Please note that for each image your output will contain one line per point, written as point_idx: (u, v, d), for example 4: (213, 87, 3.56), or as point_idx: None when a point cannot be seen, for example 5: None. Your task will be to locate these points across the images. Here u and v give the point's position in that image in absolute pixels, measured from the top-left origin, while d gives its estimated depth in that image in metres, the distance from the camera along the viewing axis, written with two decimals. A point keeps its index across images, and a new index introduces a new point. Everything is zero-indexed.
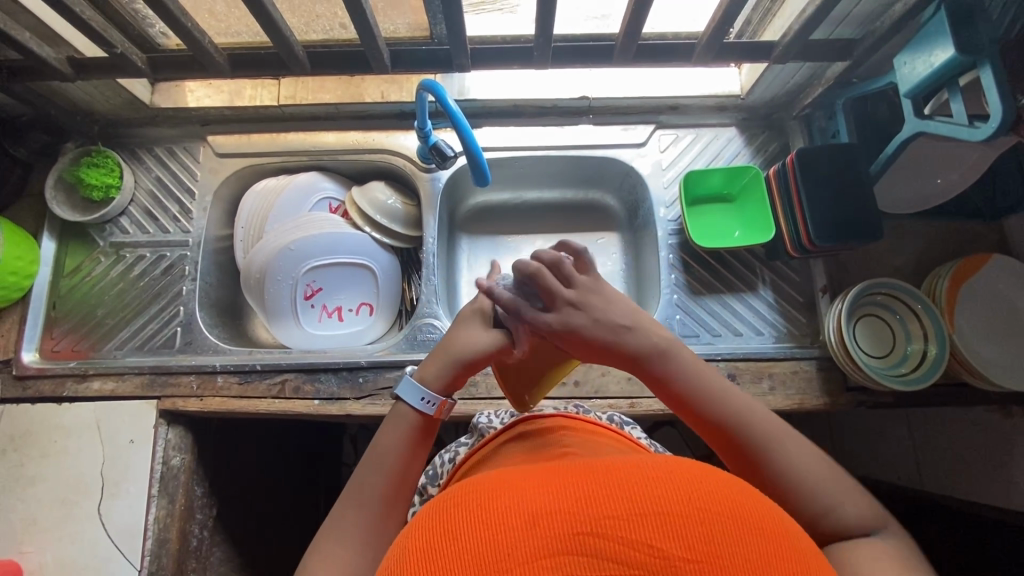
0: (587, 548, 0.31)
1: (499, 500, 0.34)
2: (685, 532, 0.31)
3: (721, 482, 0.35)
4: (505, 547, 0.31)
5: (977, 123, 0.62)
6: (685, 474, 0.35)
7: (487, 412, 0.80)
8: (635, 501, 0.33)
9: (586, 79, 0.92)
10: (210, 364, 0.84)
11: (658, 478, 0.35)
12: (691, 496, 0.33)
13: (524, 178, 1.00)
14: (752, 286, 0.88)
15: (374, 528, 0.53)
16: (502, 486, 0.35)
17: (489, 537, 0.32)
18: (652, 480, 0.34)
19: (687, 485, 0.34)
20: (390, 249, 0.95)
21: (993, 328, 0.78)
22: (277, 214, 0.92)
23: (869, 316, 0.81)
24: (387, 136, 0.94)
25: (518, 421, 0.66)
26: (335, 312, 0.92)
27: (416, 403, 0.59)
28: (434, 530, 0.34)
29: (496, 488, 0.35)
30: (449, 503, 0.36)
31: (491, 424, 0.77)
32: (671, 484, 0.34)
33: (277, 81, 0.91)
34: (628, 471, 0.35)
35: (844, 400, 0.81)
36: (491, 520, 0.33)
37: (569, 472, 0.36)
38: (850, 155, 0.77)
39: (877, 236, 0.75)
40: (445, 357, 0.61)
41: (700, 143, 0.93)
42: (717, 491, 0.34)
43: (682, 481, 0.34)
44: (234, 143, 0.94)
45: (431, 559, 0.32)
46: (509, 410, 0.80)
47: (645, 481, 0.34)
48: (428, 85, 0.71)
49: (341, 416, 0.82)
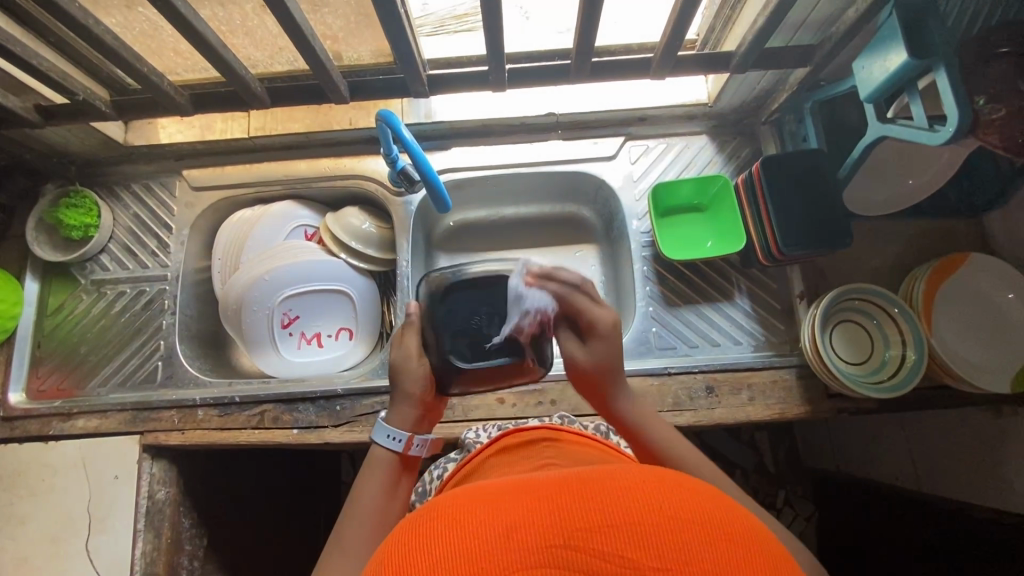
0: (560, 562, 0.31)
1: (474, 510, 0.34)
2: (657, 544, 0.31)
3: (693, 491, 0.36)
4: (478, 560, 0.31)
5: (936, 125, 0.61)
6: (659, 484, 0.35)
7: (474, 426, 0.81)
8: (608, 512, 0.33)
9: (554, 94, 0.92)
10: (190, 398, 0.85)
11: (633, 487, 0.35)
12: (662, 505, 0.33)
13: (499, 195, 1.01)
14: (728, 296, 0.87)
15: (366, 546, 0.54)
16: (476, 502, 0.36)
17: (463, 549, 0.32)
18: (626, 489, 0.34)
19: (660, 493, 0.34)
20: (366, 273, 0.96)
21: (973, 331, 0.76)
22: (252, 244, 0.93)
23: (849, 322, 0.79)
24: (358, 161, 0.95)
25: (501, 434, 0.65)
26: (314, 338, 0.93)
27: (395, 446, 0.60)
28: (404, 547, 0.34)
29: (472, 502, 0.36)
30: (420, 521, 0.36)
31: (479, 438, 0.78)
32: (645, 493, 0.34)
33: (247, 113, 0.93)
34: (602, 482, 0.35)
35: (826, 408, 0.79)
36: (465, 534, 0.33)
37: (547, 484, 0.36)
38: (817, 163, 0.76)
39: (846, 243, 0.74)
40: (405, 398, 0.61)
41: (671, 152, 0.93)
42: (691, 498, 0.34)
43: (656, 490, 0.34)
44: (208, 176, 0.95)
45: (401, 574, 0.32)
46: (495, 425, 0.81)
47: (617, 491, 0.34)
48: (383, 116, 0.71)
49: (321, 444, 0.82)
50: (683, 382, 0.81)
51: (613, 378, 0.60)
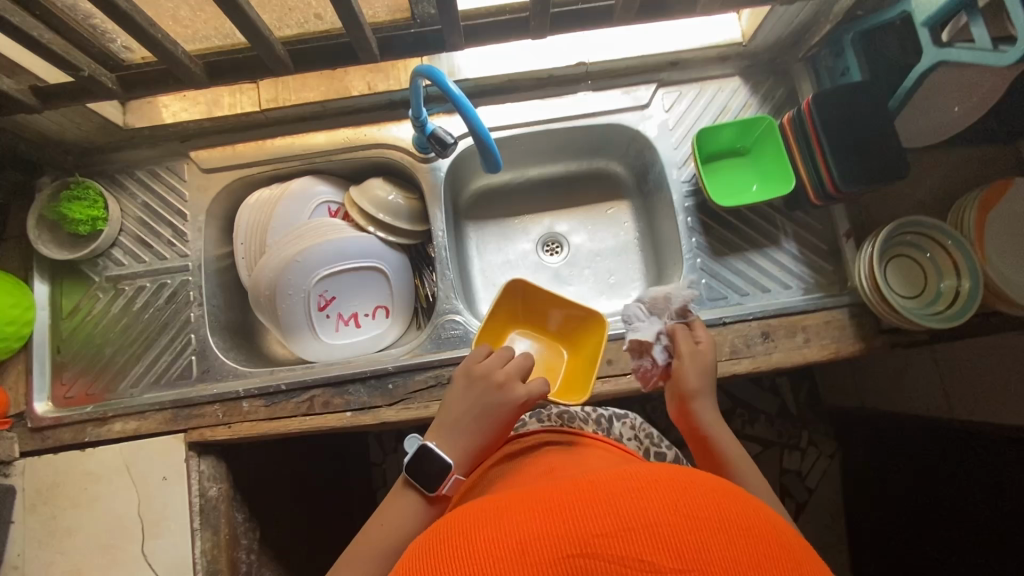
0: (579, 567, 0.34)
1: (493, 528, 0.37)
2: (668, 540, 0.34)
3: (701, 488, 0.38)
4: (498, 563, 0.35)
5: (1003, 46, 0.60)
6: (670, 485, 0.38)
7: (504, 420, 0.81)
8: (625, 515, 0.35)
9: (580, 42, 0.87)
10: (233, 390, 0.81)
11: (643, 489, 0.37)
12: (677, 505, 0.36)
13: (526, 156, 0.97)
14: (775, 240, 0.85)
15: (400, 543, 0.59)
16: (498, 518, 0.38)
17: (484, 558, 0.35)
18: (640, 493, 0.37)
19: (671, 493, 0.37)
20: (397, 247, 0.91)
21: (1022, 254, 0.77)
22: (277, 224, 0.88)
23: (901, 256, 0.79)
24: (379, 129, 0.89)
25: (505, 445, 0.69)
26: (352, 319, 0.89)
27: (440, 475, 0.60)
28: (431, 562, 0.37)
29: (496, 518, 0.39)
30: (446, 540, 0.38)
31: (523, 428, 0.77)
32: (657, 495, 0.37)
33: (255, 84, 0.86)
34: (614, 488, 0.38)
35: (880, 343, 0.80)
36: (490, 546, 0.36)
37: (561, 493, 0.39)
38: (869, 95, 0.74)
39: (902, 174, 0.71)
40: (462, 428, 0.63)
41: (705, 97, 0.90)
42: (701, 496, 0.37)
43: (669, 491, 0.37)
44: (219, 156, 0.89)
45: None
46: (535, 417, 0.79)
47: (628, 493, 0.37)
48: (425, 70, 0.66)
49: (376, 425, 0.80)
50: (738, 330, 0.81)
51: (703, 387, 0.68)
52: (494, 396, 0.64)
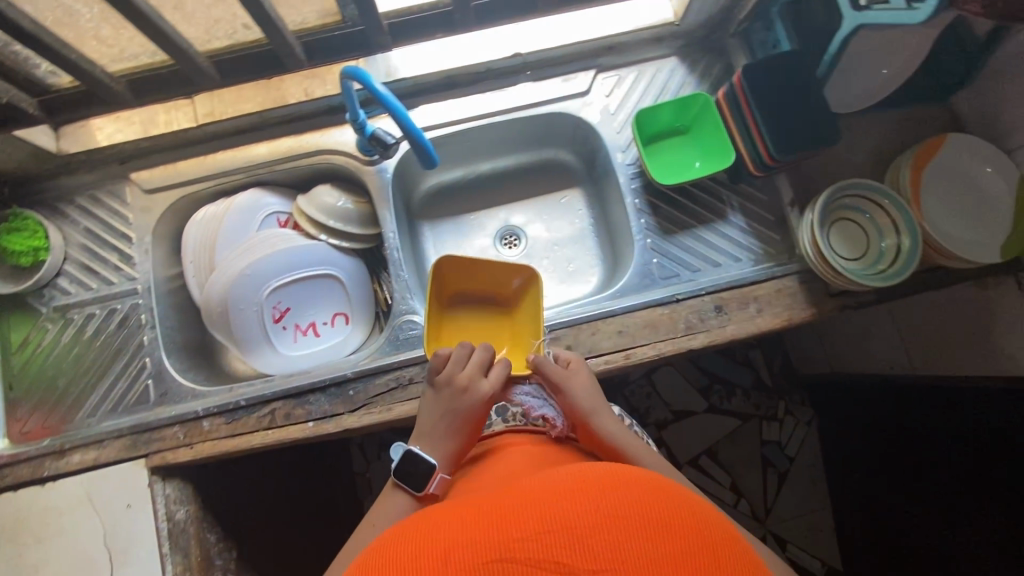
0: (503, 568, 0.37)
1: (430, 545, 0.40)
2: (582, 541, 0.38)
3: (632, 487, 0.42)
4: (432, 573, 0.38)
5: (915, 2, 0.61)
6: (602, 484, 0.42)
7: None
8: (563, 514, 0.39)
9: (515, 33, 0.88)
10: (192, 411, 0.80)
11: (581, 491, 0.41)
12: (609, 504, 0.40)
13: (475, 150, 0.98)
14: (722, 214, 0.87)
15: None
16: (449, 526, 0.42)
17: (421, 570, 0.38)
18: (576, 494, 0.41)
19: (605, 491, 0.41)
20: (351, 252, 0.91)
21: (955, 210, 0.80)
22: (225, 239, 0.87)
23: (843, 220, 0.80)
24: (321, 135, 0.88)
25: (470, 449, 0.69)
26: (310, 329, 0.88)
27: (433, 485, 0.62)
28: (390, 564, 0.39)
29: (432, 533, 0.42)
30: (400, 549, 0.41)
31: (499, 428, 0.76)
32: (591, 495, 0.41)
33: (191, 99, 0.86)
34: (552, 492, 0.42)
35: (831, 307, 0.81)
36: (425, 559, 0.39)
37: (502, 502, 0.43)
38: (798, 62, 0.74)
39: (835, 140, 0.72)
40: (441, 432, 0.66)
41: (645, 79, 0.91)
42: (629, 494, 0.41)
43: (603, 491, 0.41)
44: (161, 176, 0.87)
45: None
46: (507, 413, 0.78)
47: (564, 496, 0.41)
48: (353, 73, 0.67)
49: (340, 432, 0.80)
50: (692, 306, 0.82)
51: (600, 408, 0.67)
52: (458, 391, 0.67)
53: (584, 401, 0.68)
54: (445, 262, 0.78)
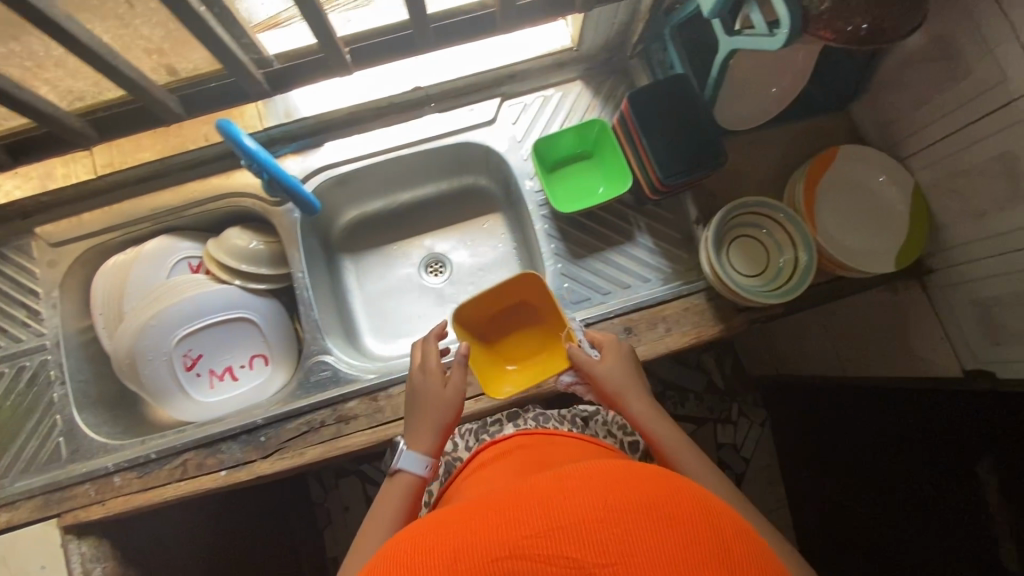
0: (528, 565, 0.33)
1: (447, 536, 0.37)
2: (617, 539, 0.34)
3: (675, 488, 0.38)
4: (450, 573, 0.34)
5: (773, 30, 0.61)
6: (642, 482, 0.38)
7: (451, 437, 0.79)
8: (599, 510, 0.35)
9: (416, 66, 0.88)
10: (103, 467, 0.79)
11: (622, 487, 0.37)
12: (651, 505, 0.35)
13: (391, 182, 0.98)
14: (630, 236, 0.88)
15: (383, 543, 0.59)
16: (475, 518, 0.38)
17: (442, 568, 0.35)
18: (618, 489, 0.37)
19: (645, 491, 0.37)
20: (267, 293, 0.91)
21: (849, 219, 0.81)
22: (133, 289, 0.86)
23: (742, 236, 0.81)
24: (226, 178, 0.88)
25: (479, 450, 0.68)
26: (226, 373, 0.88)
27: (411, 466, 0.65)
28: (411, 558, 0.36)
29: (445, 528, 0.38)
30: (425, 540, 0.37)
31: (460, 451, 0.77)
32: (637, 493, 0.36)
33: (89, 151, 0.85)
34: (589, 481, 0.38)
35: (739, 322, 0.82)
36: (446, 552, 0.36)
37: (533, 488, 0.38)
38: (682, 86, 0.76)
39: (721, 162, 0.73)
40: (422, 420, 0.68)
41: (550, 105, 0.91)
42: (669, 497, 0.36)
43: (649, 491, 0.37)
44: (66, 228, 0.87)
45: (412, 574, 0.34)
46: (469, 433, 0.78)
47: (602, 489, 0.37)
48: (221, 125, 0.63)
49: (255, 478, 0.79)
50: (602, 329, 0.82)
51: (625, 387, 0.70)
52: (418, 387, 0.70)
53: (607, 384, 0.71)
54: (460, 306, 0.80)
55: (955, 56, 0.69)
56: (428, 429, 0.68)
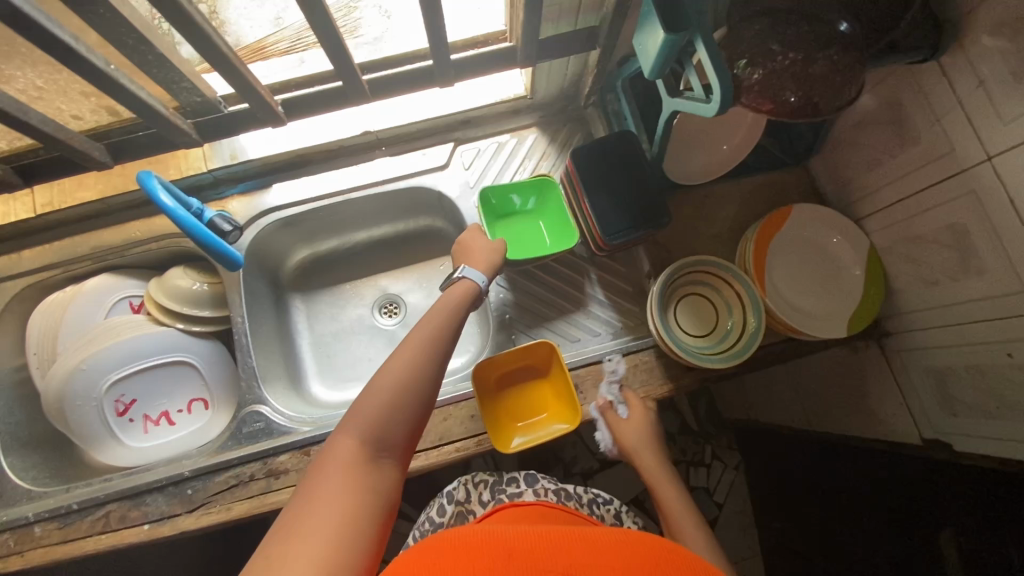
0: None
1: (496, 546, 0.42)
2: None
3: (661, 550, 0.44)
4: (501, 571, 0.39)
5: (710, 95, 0.60)
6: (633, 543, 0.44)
7: (463, 482, 0.76)
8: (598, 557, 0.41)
9: (367, 111, 0.87)
10: (23, 516, 0.77)
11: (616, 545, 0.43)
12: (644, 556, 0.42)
13: (344, 223, 0.96)
14: (580, 288, 0.86)
15: (374, 450, 0.50)
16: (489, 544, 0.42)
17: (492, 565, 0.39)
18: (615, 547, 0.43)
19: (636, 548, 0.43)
20: (208, 335, 0.89)
21: (804, 279, 0.79)
22: (68, 330, 0.84)
23: (689, 296, 0.79)
24: (170, 218, 0.87)
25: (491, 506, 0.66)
26: (162, 418, 0.85)
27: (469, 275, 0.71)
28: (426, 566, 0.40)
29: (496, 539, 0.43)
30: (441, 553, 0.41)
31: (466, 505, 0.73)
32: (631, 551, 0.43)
33: (30, 189, 0.84)
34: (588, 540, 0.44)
35: (689, 382, 0.79)
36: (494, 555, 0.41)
37: (542, 536, 0.44)
38: (628, 141, 0.74)
39: (664, 222, 0.71)
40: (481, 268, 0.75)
41: (504, 151, 0.90)
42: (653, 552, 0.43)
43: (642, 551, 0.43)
44: (3, 266, 0.85)
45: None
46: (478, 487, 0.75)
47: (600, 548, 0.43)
48: (140, 177, 0.62)
49: (180, 533, 0.76)
50: None
51: (646, 449, 0.76)
52: (466, 279, 0.71)
53: (629, 441, 0.76)
54: (475, 371, 0.78)
55: (903, 122, 0.68)
56: (454, 299, 0.67)
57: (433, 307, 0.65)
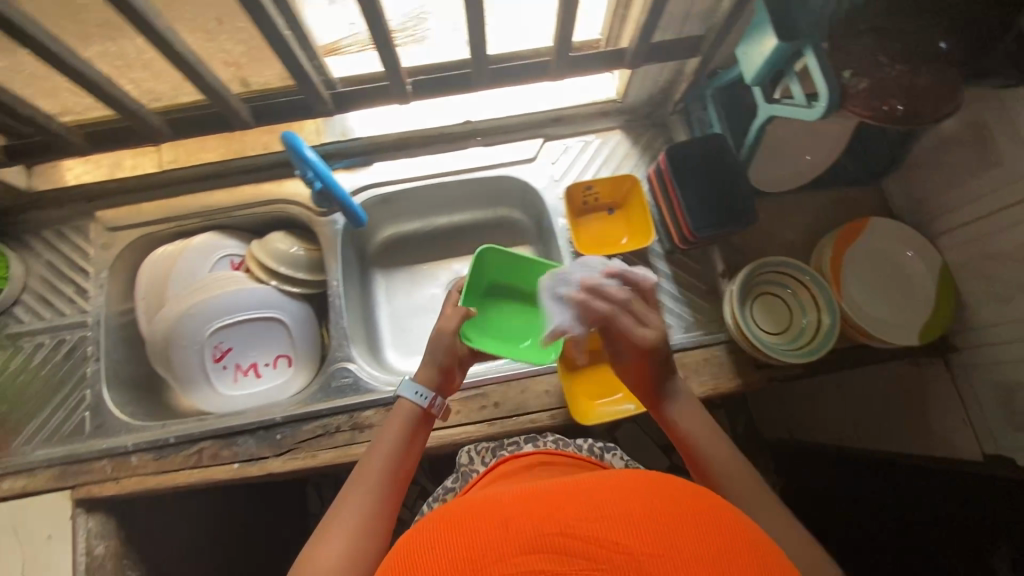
0: (554, 548, 0.36)
1: (476, 519, 0.40)
2: (638, 530, 0.37)
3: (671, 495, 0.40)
4: (483, 553, 0.37)
5: (812, 102, 0.65)
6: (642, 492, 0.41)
7: (468, 449, 0.82)
8: (605, 510, 0.39)
9: (468, 103, 0.94)
10: (123, 445, 0.82)
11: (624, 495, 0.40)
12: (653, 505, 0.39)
13: (430, 206, 1.02)
14: (653, 280, 0.89)
15: None
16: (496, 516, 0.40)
17: (475, 546, 0.37)
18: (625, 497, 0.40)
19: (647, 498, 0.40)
20: (299, 297, 0.95)
21: (876, 289, 0.82)
22: (176, 279, 0.90)
23: (765, 294, 0.83)
24: (278, 185, 0.93)
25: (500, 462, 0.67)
26: (251, 369, 0.91)
27: (412, 396, 0.69)
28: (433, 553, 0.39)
29: (476, 513, 0.41)
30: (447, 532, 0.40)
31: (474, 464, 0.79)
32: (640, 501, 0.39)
33: (158, 147, 0.91)
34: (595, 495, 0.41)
35: (757, 379, 0.83)
36: (474, 533, 0.38)
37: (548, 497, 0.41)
38: (720, 145, 0.79)
39: (751, 220, 0.77)
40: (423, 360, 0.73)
41: (590, 149, 0.95)
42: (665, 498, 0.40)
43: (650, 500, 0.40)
44: (123, 215, 0.92)
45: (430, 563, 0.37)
46: (487, 447, 0.80)
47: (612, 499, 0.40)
48: (288, 139, 0.70)
49: (265, 475, 0.81)
50: None
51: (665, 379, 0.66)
52: (402, 399, 0.69)
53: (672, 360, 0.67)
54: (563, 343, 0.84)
55: (986, 145, 0.72)
56: (394, 433, 0.66)
57: (377, 440, 0.66)
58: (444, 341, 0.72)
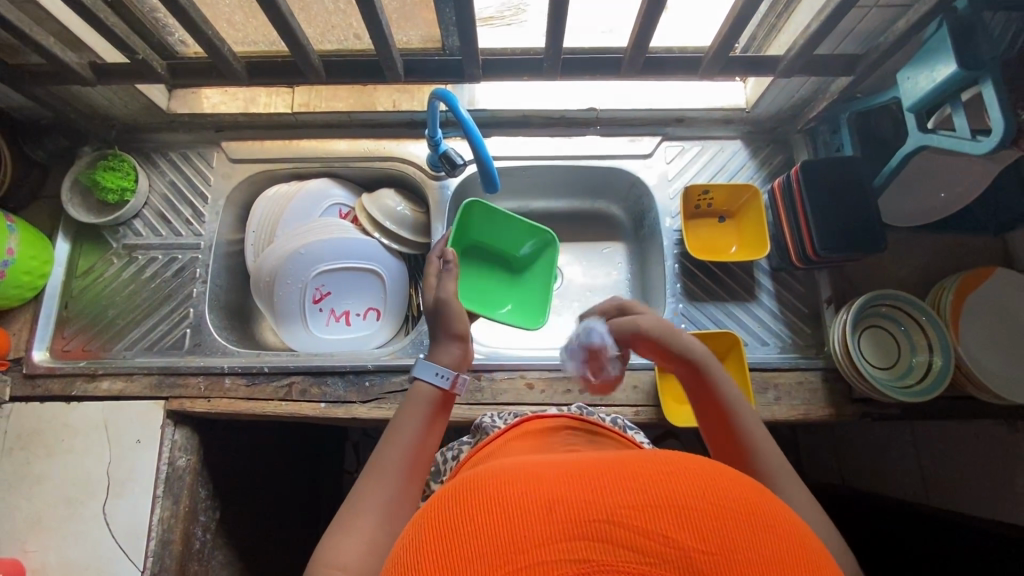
0: (603, 537, 0.28)
1: (501, 489, 0.31)
2: (700, 523, 0.28)
3: (728, 479, 0.31)
4: (519, 534, 0.28)
5: (979, 136, 0.63)
6: (696, 471, 0.31)
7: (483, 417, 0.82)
8: (650, 493, 0.29)
9: (594, 90, 0.94)
10: (218, 365, 0.84)
11: (670, 474, 0.31)
12: (709, 491, 0.30)
13: (533, 188, 1.03)
14: (755, 296, 0.88)
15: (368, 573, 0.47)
16: (514, 482, 0.31)
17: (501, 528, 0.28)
18: (667, 476, 0.31)
19: (698, 479, 0.31)
20: (399, 254, 0.96)
21: (994, 341, 0.79)
22: (288, 218, 0.93)
23: (875, 327, 0.81)
24: (397, 144, 0.96)
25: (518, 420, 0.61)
26: (343, 316, 0.93)
27: (433, 378, 0.62)
28: (444, 519, 0.31)
29: (502, 480, 0.32)
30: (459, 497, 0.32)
31: (495, 423, 0.76)
32: (685, 481, 0.30)
33: (291, 90, 0.94)
34: (637, 469, 0.31)
35: (850, 412, 0.80)
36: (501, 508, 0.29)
37: (577, 468, 0.32)
38: (854, 172, 0.79)
39: (879, 248, 0.76)
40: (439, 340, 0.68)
41: (706, 155, 0.95)
42: (728, 487, 0.31)
43: (701, 481, 0.31)
44: (247, 149, 0.95)
45: (439, 542, 0.29)
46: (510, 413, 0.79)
47: (658, 476, 0.31)
48: (441, 94, 0.74)
49: (347, 419, 0.82)
50: None
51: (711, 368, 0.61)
52: (420, 381, 0.63)
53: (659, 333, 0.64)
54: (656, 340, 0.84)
55: None
56: (414, 421, 0.60)
57: (396, 421, 0.60)
58: (447, 310, 0.68)
